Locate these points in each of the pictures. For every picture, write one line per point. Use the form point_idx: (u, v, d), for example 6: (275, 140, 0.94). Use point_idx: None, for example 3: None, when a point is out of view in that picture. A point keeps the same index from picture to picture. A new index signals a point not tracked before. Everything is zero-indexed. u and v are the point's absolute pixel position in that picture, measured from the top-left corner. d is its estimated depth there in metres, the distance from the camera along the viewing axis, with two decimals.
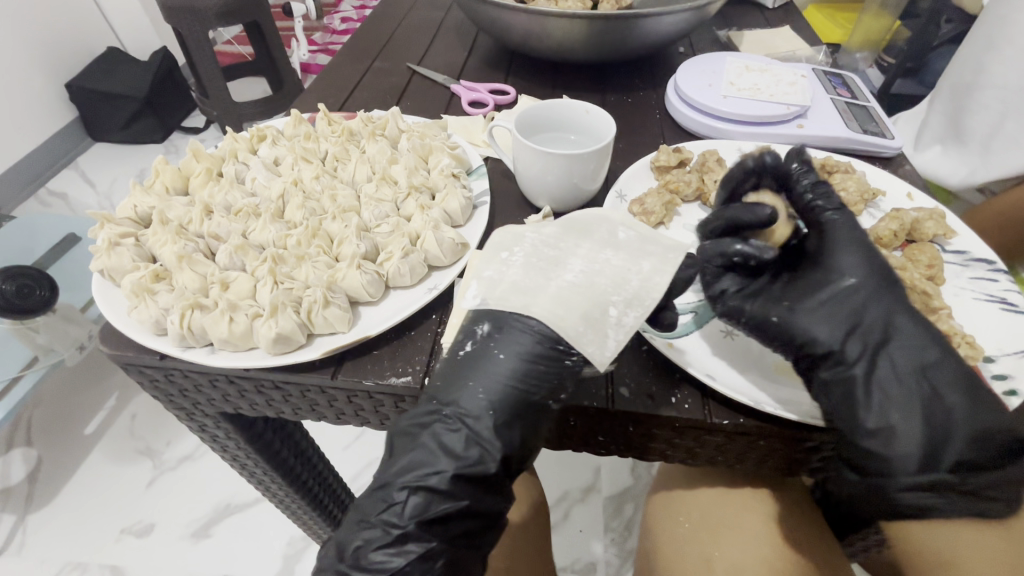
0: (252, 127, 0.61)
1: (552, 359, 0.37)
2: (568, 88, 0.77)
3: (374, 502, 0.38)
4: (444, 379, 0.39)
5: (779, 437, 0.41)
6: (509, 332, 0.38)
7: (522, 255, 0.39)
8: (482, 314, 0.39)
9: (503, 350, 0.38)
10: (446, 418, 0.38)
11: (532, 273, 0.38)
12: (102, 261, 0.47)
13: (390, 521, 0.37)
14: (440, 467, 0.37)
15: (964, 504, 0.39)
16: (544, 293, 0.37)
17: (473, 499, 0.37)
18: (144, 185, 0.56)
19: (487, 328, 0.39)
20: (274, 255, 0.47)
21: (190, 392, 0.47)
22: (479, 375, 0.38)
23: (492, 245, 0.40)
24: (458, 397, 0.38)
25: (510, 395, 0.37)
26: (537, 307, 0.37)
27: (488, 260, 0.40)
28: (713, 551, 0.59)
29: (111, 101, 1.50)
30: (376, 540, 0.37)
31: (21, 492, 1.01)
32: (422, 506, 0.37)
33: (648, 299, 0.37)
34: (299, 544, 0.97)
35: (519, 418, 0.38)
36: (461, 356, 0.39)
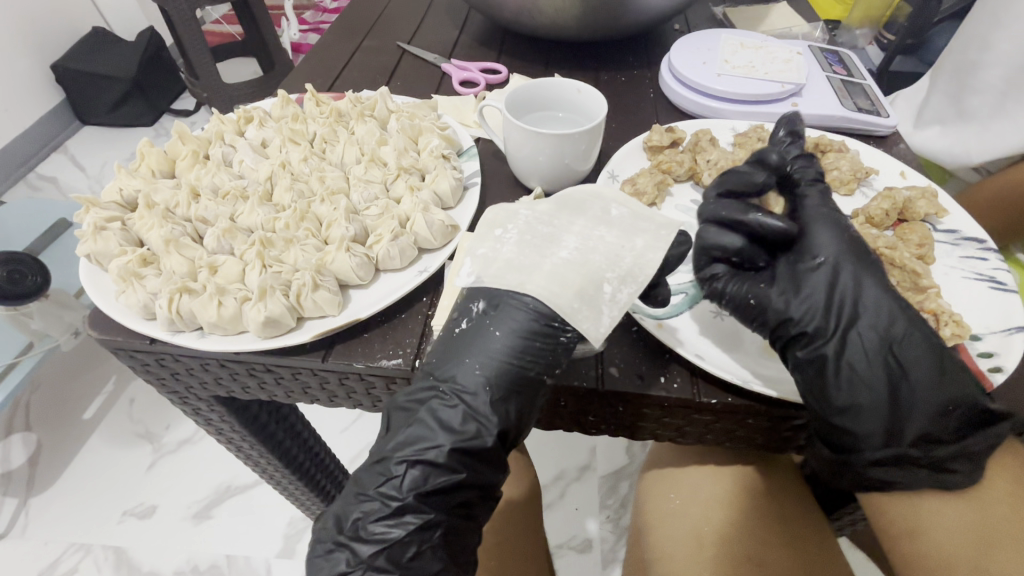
0: (239, 109, 0.60)
1: (548, 335, 0.37)
2: (561, 67, 0.76)
3: (371, 475, 0.38)
4: (441, 355, 0.39)
5: (768, 415, 0.41)
6: (505, 310, 0.38)
7: (516, 232, 0.38)
8: (477, 292, 0.39)
9: (499, 327, 0.37)
10: (443, 394, 0.38)
11: (527, 250, 0.38)
12: (88, 246, 0.47)
13: (388, 493, 0.37)
14: (439, 443, 0.37)
15: (933, 480, 0.40)
16: (539, 271, 0.37)
17: (469, 473, 0.37)
18: (130, 168, 0.56)
19: (482, 306, 0.38)
20: (262, 239, 0.47)
21: (182, 375, 0.47)
22: (474, 352, 0.38)
23: (485, 222, 0.39)
24: (454, 375, 0.38)
25: (503, 372, 0.37)
26: (532, 286, 0.37)
27: (481, 239, 0.39)
28: (701, 523, 0.60)
29: (99, 82, 1.47)
30: (375, 512, 0.37)
31: (22, 475, 1.02)
32: (420, 479, 0.36)
33: (644, 275, 0.37)
34: (299, 524, 0.98)
35: (516, 395, 0.38)
36: (457, 334, 0.39)
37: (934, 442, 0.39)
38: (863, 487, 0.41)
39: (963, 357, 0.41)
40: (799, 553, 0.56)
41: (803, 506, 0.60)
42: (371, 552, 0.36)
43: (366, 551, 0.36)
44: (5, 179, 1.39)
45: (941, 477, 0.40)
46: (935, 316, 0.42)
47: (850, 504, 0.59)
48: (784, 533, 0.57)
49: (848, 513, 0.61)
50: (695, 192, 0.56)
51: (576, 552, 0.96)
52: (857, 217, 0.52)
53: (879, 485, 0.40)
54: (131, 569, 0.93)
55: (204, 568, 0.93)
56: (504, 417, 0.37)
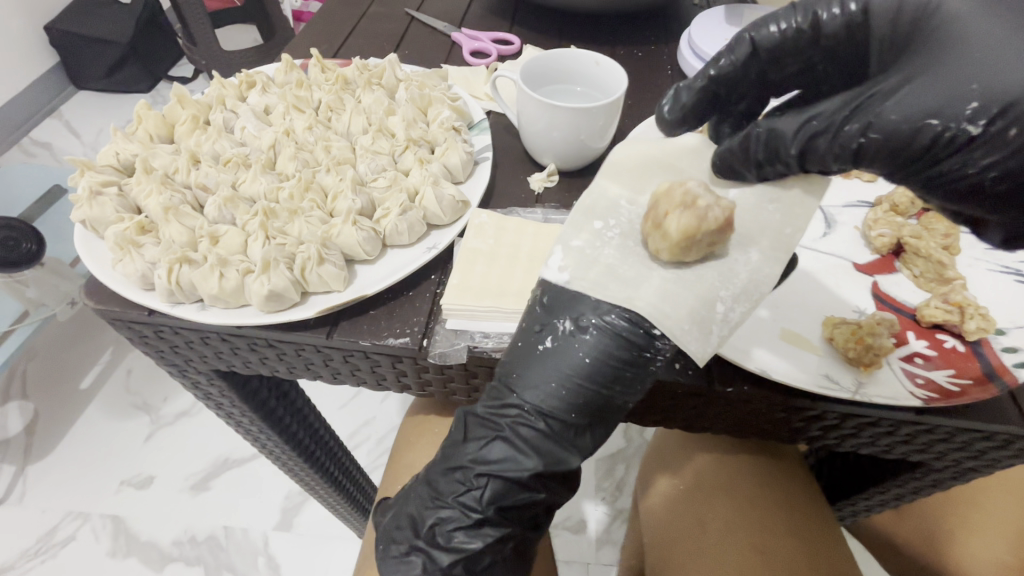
0: (241, 73, 0.57)
1: (639, 365, 0.34)
2: (577, 39, 0.73)
3: (450, 483, 0.37)
4: (518, 370, 0.36)
5: (781, 405, 0.40)
6: (595, 333, 0.33)
7: (618, 232, 0.35)
8: (561, 306, 0.35)
9: (587, 354, 0.34)
10: (525, 414, 0.35)
11: (630, 260, 0.34)
12: (84, 212, 0.45)
13: (468, 503, 0.36)
14: (524, 465, 0.35)
15: (960, 453, 0.42)
16: (649, 284, 0.33)
17: (548, 492, 0.37)
18: (127, 131, 0.53)
19: (568, 325, 0.34)
20: (265, 209, 0.45)
21: (181, 348, 0.46)
22: (561, 374, 0.34)
23: (582, 210, 0.36)
24: (536, 396, 0.35)
25: (591, 400, 0.35)
26: (642, 301, 0.33)
27: (576, 229, 0.35)
28: (705, 511, 0.60)
29: (93, 45, 1.42)
30: (454, 520, 0.36)
31: (19, 443, 1.01)
32: (500, 492, 0.36)
33: (759, 293, 0.33)
34: (296, 498, 0.99)
35: (600, 418, 0.36)
36: (540, 351, 0.35)
37: (980, 437, 0.39)
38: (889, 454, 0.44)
39: (986, 351, 0.40)
40: (803, 542, 0.56)
41: (809, 499, 0.60)
42: (449, 560, 0.36)
43: (443, 558, 0.36)
44: None
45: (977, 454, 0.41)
46: (960, 309, 0.41)
47: (856, 496, 0.59)
48: (788, 521, 0.57)
49: (851, 505, 0.61)
50: None
51: (572, 532, 0.97)
52: (881, 203, 0.51)
53: (907, 453, 0.43)
54: (129, 538, 0.93)
55: (202, 539, 0.94)
56: (585, 443, 0.36)
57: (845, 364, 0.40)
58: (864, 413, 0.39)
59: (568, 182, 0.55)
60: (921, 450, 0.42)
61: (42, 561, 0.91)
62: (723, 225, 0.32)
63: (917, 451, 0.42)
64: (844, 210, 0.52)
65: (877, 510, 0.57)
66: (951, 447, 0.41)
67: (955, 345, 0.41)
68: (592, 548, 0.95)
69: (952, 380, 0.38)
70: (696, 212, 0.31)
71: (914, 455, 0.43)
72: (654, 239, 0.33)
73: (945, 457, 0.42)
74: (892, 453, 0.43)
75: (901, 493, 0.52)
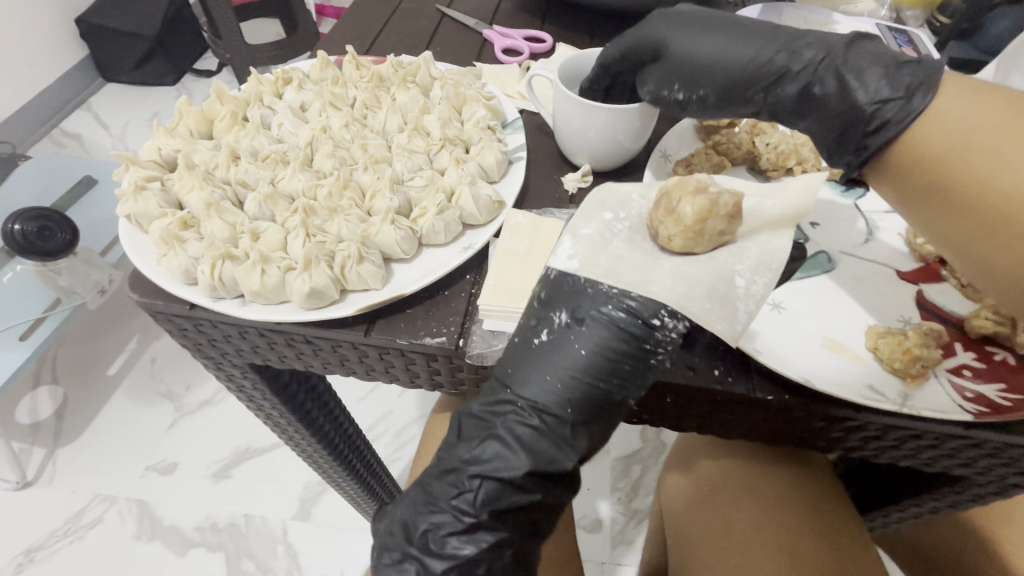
0: (278, 69, 0.58)
1: (639, 358, 0.35)
2: (608, 37, 0.72)
3: (444, 486, 0.36)
4: (514, 366, 0.36)
5: (822, 414, 0.39)
6: (592, 324, 0.34)
7: (627, 225, 0.38)
8: (559, 299, 0.35)
9: (584, 346, 0.34)
10: (520, 410, 0.35)
11: (637, 251, 0.37)
12: (129, 206, 0.46)
13: (462, 508, 0.36)
14: (516, 465, 0.35)
15: (1004, 469, 0.41)
16: (660, 268, 0.36)
17: (544, 493, 0.36)
18: (168, 126, 0.54)
19: (564, 318, 0.35)
20: (306, 206, 0.45)
21: (218, 342, 0.47)
22: (555, 367, 0.35)
23: (593, 202, 0.38)
24: (531, 391, 0.35)
25: (585, 394, 0.35)
26: (657, 285, 0.35)
27: (586, 219, 0.37)
28: (731, 512, 0.60)
29: (122, 39, 1.44)
30: (446, 526, 0.36)
31: (49, 427, 1.04)
32: (494, 495, 0.35)
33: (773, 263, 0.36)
34: (315, 489, 1.00)
35: (598, 415, 0.36)
36: (536, 346, 0.35)
37: None
38: (933, 467, 0.43)
39: None
40: (830, 544, 0.55)
41: (836, 503, 0.60)
42: (444, 567, 0.35)
43: (439, 566, 0.35)
44: (28, 135, 1.39)
45: None
46: (1011, 321, 0.40)
47: (889, 505, 0.58)
48: (816, 525, 0.57)
49: (882, 514, 0.60)
50: (749, 175, 0.54)
51: (586, 532, 0.96)
52: None
53: (950, 467, 0.42)
54: (154, 523, 0.96)
55: (223, 525, 0.96)
56: (581, 444, 0.36)
57: (889, 374, 0.39)
58: (907, 426, 0.38)
59: (597, 180, 0.54)
60: (966, 465, 0.41)
61: (69, 542, 0.94)
62: (733, 211, 0.35)
63: (962, 466, 0.41)
64: (888, 215, 0.51)
65: (909, 520, 0.56)
66: (1000, 463, 0.40)
67: (1005, 358, 0.40)
68: (607, 548, 0.95)
69: (1002, 396, 0.37)
70: (708, 195, 0.35)
71: (958, 468, 0.42)
72: (668, 226, 0.36)
73: (991, 472, 0.41)
74: (932, 466, 0.42)
75: (937, 505, 0.51)
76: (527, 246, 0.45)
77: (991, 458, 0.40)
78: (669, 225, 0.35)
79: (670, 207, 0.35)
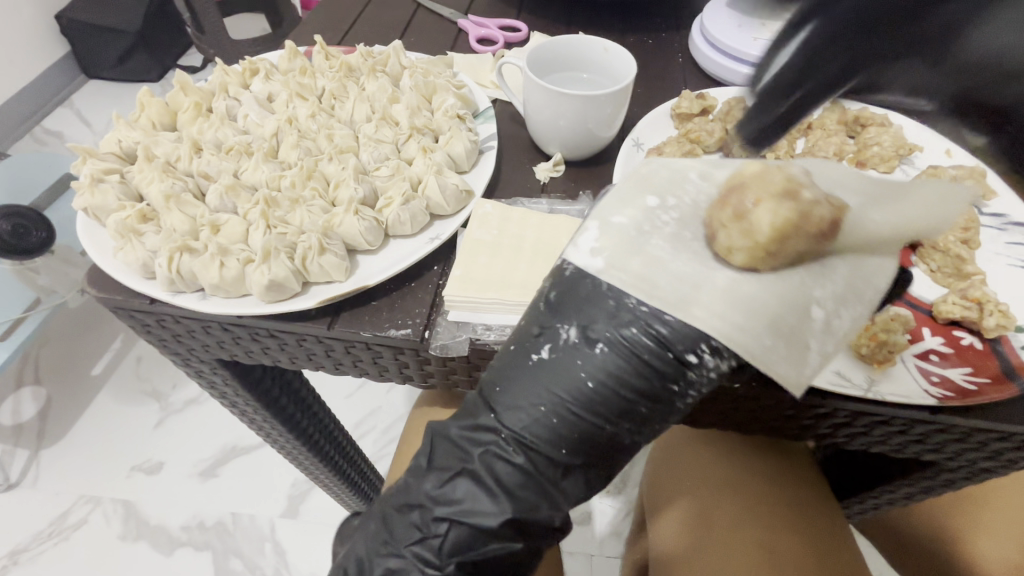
0: (244, 60, 0.56)
1: (656, 395, 0.31)
2: (586, 25, 0.71)
3: (405, 527, 0.34)
4: (504, 386, 0.33)
5: (790, 401, 0.39)
6: (605, 349, 0.31)
7: (675, 216, 0.33)
8: (570, 311, 0.32)
9: (592, 376, 0.31)
10: (502, 442, 0.33)
11: (684, 256, 0.32)
12: (86, 199, 0.45)
13: (425, 557, 0.33)
14: (496, 511, 0.33)
15: (975, 454, 0.41)
16: (712, 283, 0.31)
17: (526, 543, 0.34)
18: (130, 118, 0.53)
19: (574, 334, 0.32)
20: (267, 197, 0.44)
21: (183, 337, 0.46)
22: (553, 399, 0.32)
23: (639, 185, 0.35)
24: (519, 420, 0.33)
25: (583, 430, 0.32)
26: (700, 306, 0.31)
27: (623, 204, 0.34)
28: (712, 508, 0.59)
29: (102, 35, 1.42)
30: (403, 573, 0.34)
31: (33, 428, 1.03)
32: (462, 542, 0.33)
33: (864, 292, 0.32)
34: (303, 486, 0.99)
35: (596, 454, 0.33)
36: (535, 363, 0.33)
37: (1000, 437, 0.38)
38: (901, 453, 0.42)
39: (1006, 349, 0.39)
40: (812, 542, 0.55)
41: (817, 496, 0.60)
42: None
43: None
44: (8, 133, 1.36)
45: (1001, 459, 0.40)
46: (979, 305, 0.39)
47: (866, 495, 0.58)
48: (798, 522, 0.57)
49: (859, 501, 0.60)
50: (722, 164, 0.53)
51: (576, 525, 0.96)
52: None
53: (919, 453, 0.42)
54: (140, 522, 0.95)
55: (210, 524, 0.95)
56: (573, 489, 0.34)
57: (857, 361, 0.39)
58: (876, 412, 0.38)
59: (571, 170, 0.54)
60: (938, 449, 0.41)
61: (55, 543, 0.93)
62: (825, 229, 0.30)
63: (933, 450, 0.41)
64: None
65: (884, 508, 0.57)
66: (970, 447, 0.40)
67: (972, 343, 0.40)
68: (596, 541, 0.95)
69: (968, 379, 0.37)
70: (800, 204, 0.30)
71: (930, 453, 0.42)
72: (732, 235, 0.31)
73: (962, 457, 0.41)
74: (904, 452, 0.42)
75: (912, 492, 0.51)
76: (494, 236, 0.44)
77: (961, 443, 0.39)
78: (739, 235, 0.31)
79: (740, 211, 0.31)
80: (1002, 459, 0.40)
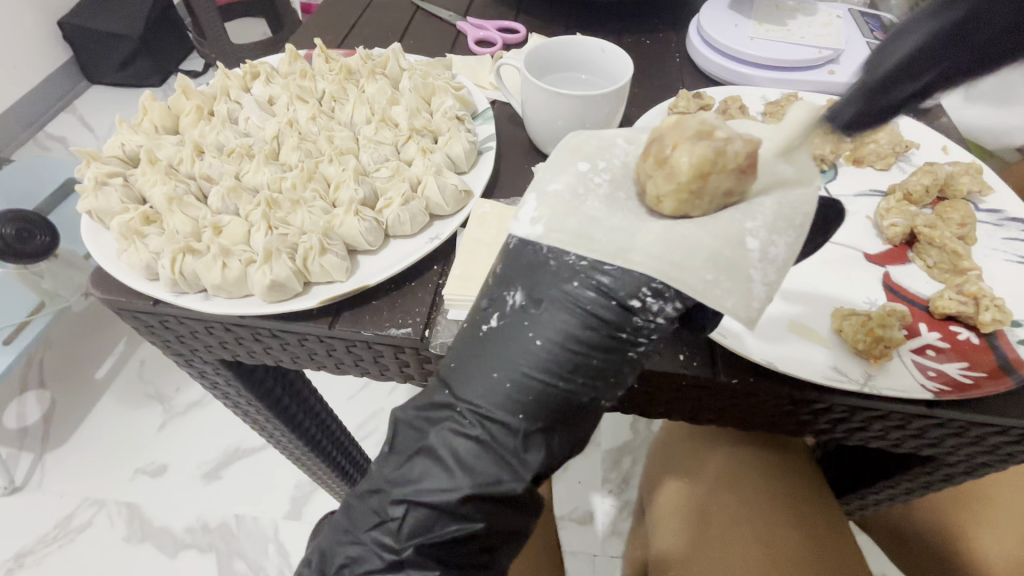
0: (245, 63, 0.57)
1: (608, 348, 0.32)
2: (584, 26, 0.72)
3: (364, 513, 0.35)
4: (459, 362, 0.34)
5: (789, 397, 0.39)
6: (550, 307, 0.33)
7: (607, 177, 0.35)
8: (516, 276, 0.34)
9: (539, 335, 0.32)
10: (459, 416, 0.34)
11: (618, 214, 0.33)
12: (90, 202, 0.45)
13: (382, 543, 0.34)
14: (456, 486, 0.33)
15: (972, 448, 0.41)
16: (646, 231, 0.32)
17: (485, 522, 0.33)
18: (133, 121, 0.53)
19: (519, 298, 0.33)
20: (268, 199, 0.45)
21: (186, 338, 0.46)
22: (502, 364, 0.33)
23: (569, 152, 0.36)
24: (475, 394, 0.33)
25: (539, 393, 0.32)
26: (639, 252, 0.31)
27: (556, 173, 0.35)
28: (711, 505, 0.59)
29: (105, 40, 1.43)
30: (367, 561, 0.34)
31: (37, 431, 1.03)
32: (422, 523, 0.33)
33: (795, 218, 0.32)
34: (305, 488, 1.00)
35: (561, 418, 0.33)
36: (484, 333, 0.34)
37: (997, 430, 0.38)
38: (899, 447, 0.43)
39: (1002, 343, 0.39)
40: (811, 536, 0.55)
41: (817, 491, 0.60)
42: None
43: None
44: (12, 139, 1.38)
45: (999, 450, 0.40)
46: (975, 300, 0.39)
47: (865, 490, 0.58)
48: (796, 516, 0.57)
49: (860, 498, 0.60)
50: None
51: (578, 524, 0.97)
52: (894, 193, 0.49)
53: (916, 447, 0.42)
54: (144, 524, 0.95)
55: (213, 526, 0.96)
56: (533, 458, 0.33)
57: (853, 356, 0.39)
58: (875, 406, 0.38)
59: None
60: (937, 443, 0.41)
61: (59, 546, 0.93)
62: (744, 165, 0.31)
63: (932, 445, 0.41)
64: (856, 199, 0.51)
65: (885, 503, 0.57)
66: (967, 441, 0.40)
67: (969, 337, 0.40)
68: (598, 542, 0.95)
69: (964, 374, 0.38)
70: (713, 143, 0.31)
71: (928, 447, 0.42)
72: (658, 183, 0.32)
73: (960, 451, 0.41)
74: (902, 446, 0.42)
75: (911, 486, 0.52)
76: (492, 235, 0.45)
77: (959, 437, 0.40)
78: (661, 177, 0.32)
79: (663, 158, 0.32)
80: (1000, 451, 0.40)
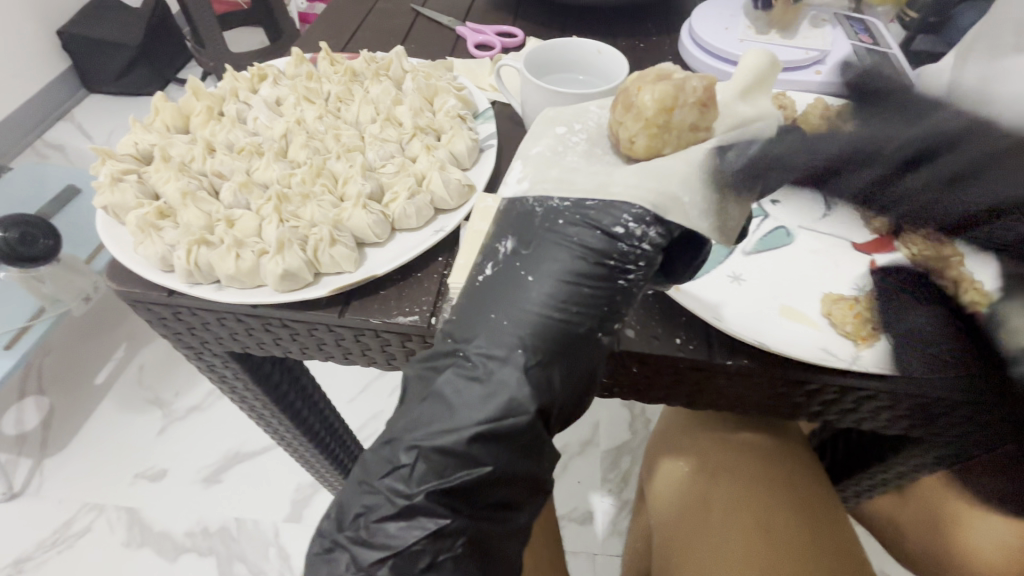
0: (253, 66, 0.59)
1: (598, 275, 0.36)
2: (580, 31, 0.74)
3: (379, 463, 0.36)
4: (460, 317, 0.37)
5: (782, 378, 0.41)
6: (539, 244, 0.36)
7: (583, 136, 0.39)
8: (506, 228, 0.37)
9: (531, 271, 0.36)
10: (462, 359, 0.36)
11: (595, 164, 0.38)
12: (106, 197, 0.47)
13: (396, 488, 0.35)
14: (457, 425, 0.35)
15: (960, 429, 0.43)
16: (620, 171, 0.36)
17: (493, 466, 0.35)
18: (145, 122, 0.55)
19: (509, 244, 0.37)
20: (279, 194, 0.47)
21: (198, 330, 0.48)
22: (502, 304, 0.36)
23: (546, 123, 0.40)
24: (478, 335, 0.36)
25: (539, 325, 0.35)
26: (617, 184, 0.35)
27: (537, 139, 0.40)
28: (711, 492, 0.60)
29: (105, 49, 1.45)
30: (381, 510, 0.35)
31: (36, 437, 1.04)
32: (433, 471, 0.34)
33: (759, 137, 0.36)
34: (307, 490, 1.00)
35: (562, 352, 0.36)
36: (479, 283, 0.37)
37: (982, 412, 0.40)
38: (890, 429, 0.44)
39: None
40: (809, 520, 0.57)
41: (812, 477, 0.62)
42: (378, 556, 0.35)
43: (373, 555, 0.35)
44: (11, 147, 1.39)
45: (985, 433, 0.42)
46: None
47: (859, 474, 0.60)
48: (793, 500, 0.58)
49: (855, 484, 0.62)
50: None
51: (577, 523, 0.98)
52: None
53: (907, 429, 0.44)
54: (143, 529, 0.96)
55: (213, 530, 0.96)
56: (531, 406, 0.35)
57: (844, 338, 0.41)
58: (863, 385, 0.40)
59: None
60: (927, 424, 0.43)
61: (58, 552, 0.93)
62: (703, 98, 0.36)
63: (922, 425, 0.43)
64: None
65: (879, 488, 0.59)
66: (956, 421, 0.42)
67: None
68: (598, 541, 0.96)
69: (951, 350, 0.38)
70: (673, 82, 0.36)
71: (918, 429, 0.44)
72: (629, 125, 0.37)
73: (949, 432, 0.43)
74: (892, 428, 0.44)
75: (903, 471, 0.54)
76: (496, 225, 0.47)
77: (946, 417, 0.41)
78: (631, 115, 0.36)
79: (630, 101, 0.37)
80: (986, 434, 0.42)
